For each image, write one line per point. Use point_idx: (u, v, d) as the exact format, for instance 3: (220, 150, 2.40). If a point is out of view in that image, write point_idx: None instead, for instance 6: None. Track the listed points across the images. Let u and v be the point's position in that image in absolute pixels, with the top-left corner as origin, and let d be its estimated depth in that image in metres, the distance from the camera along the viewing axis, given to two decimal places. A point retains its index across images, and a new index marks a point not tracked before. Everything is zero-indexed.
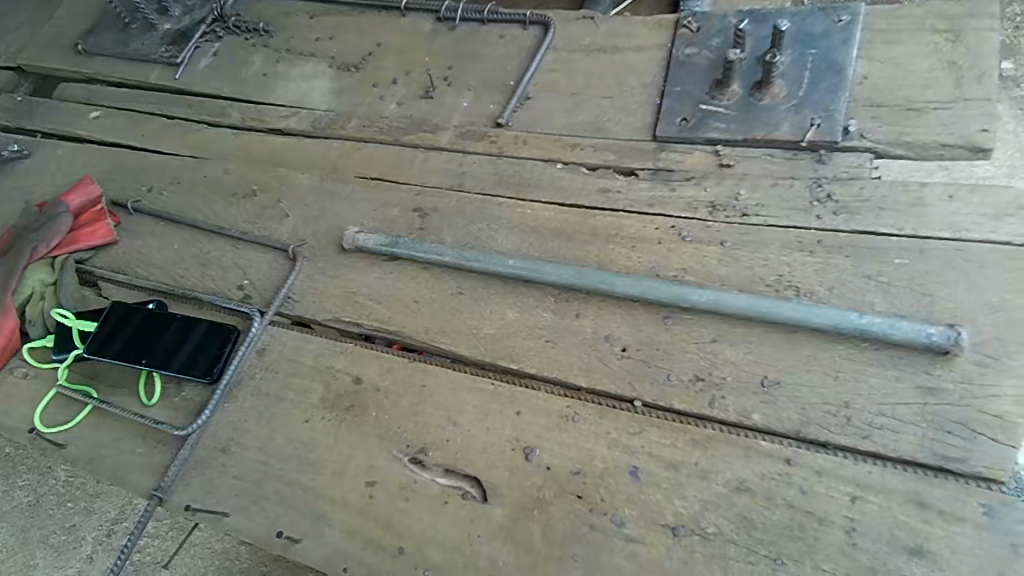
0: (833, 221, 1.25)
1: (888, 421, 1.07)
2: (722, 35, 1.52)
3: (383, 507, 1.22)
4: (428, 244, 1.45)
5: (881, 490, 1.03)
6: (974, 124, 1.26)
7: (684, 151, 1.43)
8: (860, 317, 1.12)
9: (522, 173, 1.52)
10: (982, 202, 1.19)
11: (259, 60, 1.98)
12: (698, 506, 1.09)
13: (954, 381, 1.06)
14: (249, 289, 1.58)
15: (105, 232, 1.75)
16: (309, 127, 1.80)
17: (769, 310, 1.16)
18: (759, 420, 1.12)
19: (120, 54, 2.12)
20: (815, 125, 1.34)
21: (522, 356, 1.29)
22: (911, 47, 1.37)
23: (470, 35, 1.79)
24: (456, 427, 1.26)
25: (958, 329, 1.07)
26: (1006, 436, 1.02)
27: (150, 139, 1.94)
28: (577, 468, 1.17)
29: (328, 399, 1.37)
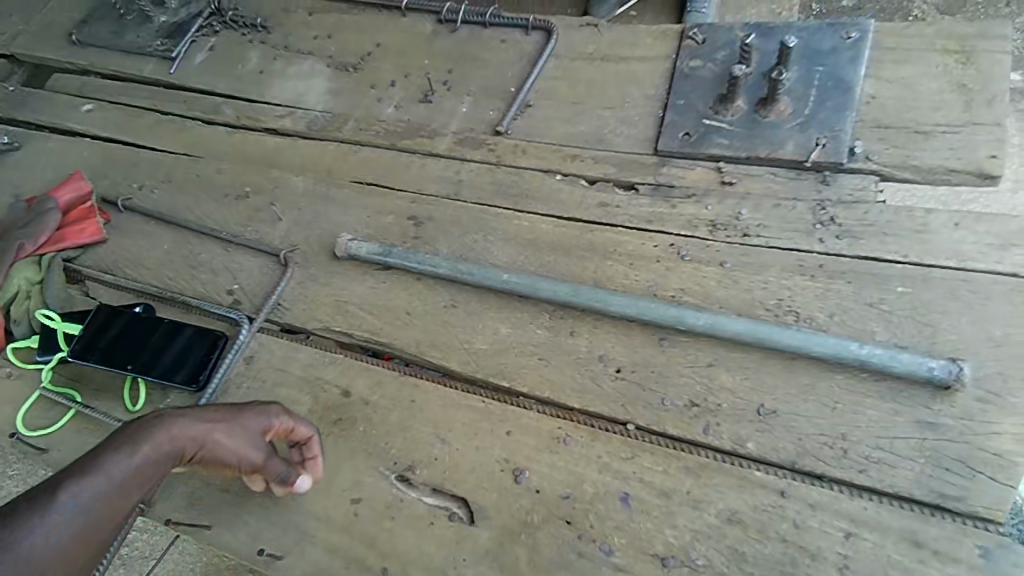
0: (836, 245, 1.22)
1: (885, 455, 1.05)
2: (728, 48, 1.49)
3: (367, 525, 1.20)
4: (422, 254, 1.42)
5: (876, 527, 1.01)
6: (983, 149, 1.23)
7: (685, 166, 1.40)
8: (860, 346, 1.09)
9: (520, 183, 1.49)
10: (988, 230, 1.17)
11: (256, 57, 1.94)
12: (689, 536, 1.07)
13: (954, 417, 1.04)
14: (239, 294, 1.55)
15: (93, 230, 1.72)
16: (305, 128, 1.77)
17: (768, 335, 1.14)
18: (754, 449, 1.10)
19: (115, 45, 2.08)
20: (821, 145, 1.31)
21: (514, 374, 1.26)
22: (921, 68, 1.33)
23: (470, 38, 1.75)
24: (445, 444, 1.24)
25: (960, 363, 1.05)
26: (1006, 476, 0.99)
27: (143, 134, 1.90)
28: (567, 493, 1.14)
29: (315, 410, 1.34)
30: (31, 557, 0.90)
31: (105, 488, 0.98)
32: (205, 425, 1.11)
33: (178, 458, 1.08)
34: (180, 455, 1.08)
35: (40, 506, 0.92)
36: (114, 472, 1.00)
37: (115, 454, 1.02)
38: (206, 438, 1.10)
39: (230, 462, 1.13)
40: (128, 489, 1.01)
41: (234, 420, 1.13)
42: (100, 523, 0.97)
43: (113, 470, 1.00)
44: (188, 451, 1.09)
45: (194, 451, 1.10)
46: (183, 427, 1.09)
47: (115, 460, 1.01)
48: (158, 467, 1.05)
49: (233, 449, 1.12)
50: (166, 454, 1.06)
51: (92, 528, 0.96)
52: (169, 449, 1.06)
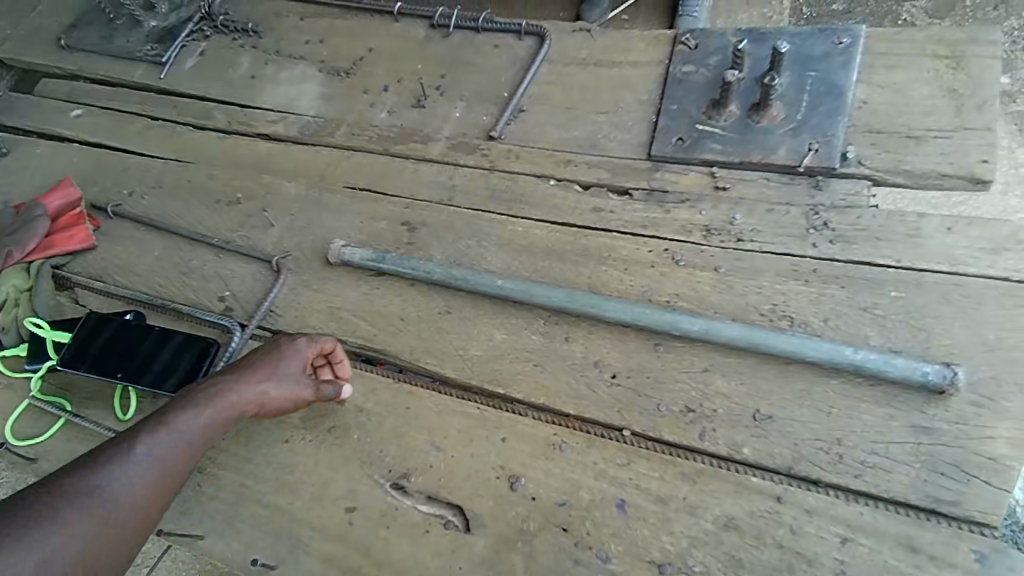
0: (829, 250, 1.23)
1: (881, 459, 1.05)
2: (721, 53, 1.49)
3: (362, 534, 1.19)
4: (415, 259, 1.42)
5: (872, 532, 1.01)
6: (974, 154, 1.24)
7: (678, 171, 1.40)
8: (854, 351, 1.09)
9: (514, 188, 1.48)
10: (980, 234, 1.17)
11: (247, 62, 1.93)
12: (685, 543, 1.06)
13: (948, 421, 1.04)
14: (230, 300, 1.54)
15: (82, 237, 1.70)
16: (297, 133, 1.76)
17: (763, 340, 1.14)
18: (750, 455, 1.10)
19: (104, 50, 2.06)
20: (814, 150, 1.31)
21: (509, 380, 1.26)
22: (912, 73, 1.34)
23: (463, 43, 1.75)
24: (441, 451, 1.23)
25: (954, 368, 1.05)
26: (1001, 480, 1.00)
27: (133, 140, 1.89)
28: (563, 500, 1.14)
29: (309, 418, 1.33)
30: (116, 501, 1.01)
31: (176, 443, 1.11)
32: (256, 378, 1.21)
33: (244, 415, 1.20)
34: (246, 412, 1.20)
35: (118, 458, 1.04)
36: (184, 430, 1.12)
37: (183, 416, 1.13)
38: (262, 391, 1.21)
39: (290, 405, 1.25)
40: (200, 444, 1.14)
41: (274, 364, 1.23)
42: (176, 472, 1.10)
43: (185, 431, 1.12)
44: (251, 407, 1.20)
45: (255, 405, 1.21)
46: (239, 386, 1.19)
47: (185, 421, 1.13)
48: (227, 423, 1.18)
49: (287, 391, 1.23)
50: (230, 410, 1.18)
51: (165, 474, 1.08)
52: (233, 407, 1.18)
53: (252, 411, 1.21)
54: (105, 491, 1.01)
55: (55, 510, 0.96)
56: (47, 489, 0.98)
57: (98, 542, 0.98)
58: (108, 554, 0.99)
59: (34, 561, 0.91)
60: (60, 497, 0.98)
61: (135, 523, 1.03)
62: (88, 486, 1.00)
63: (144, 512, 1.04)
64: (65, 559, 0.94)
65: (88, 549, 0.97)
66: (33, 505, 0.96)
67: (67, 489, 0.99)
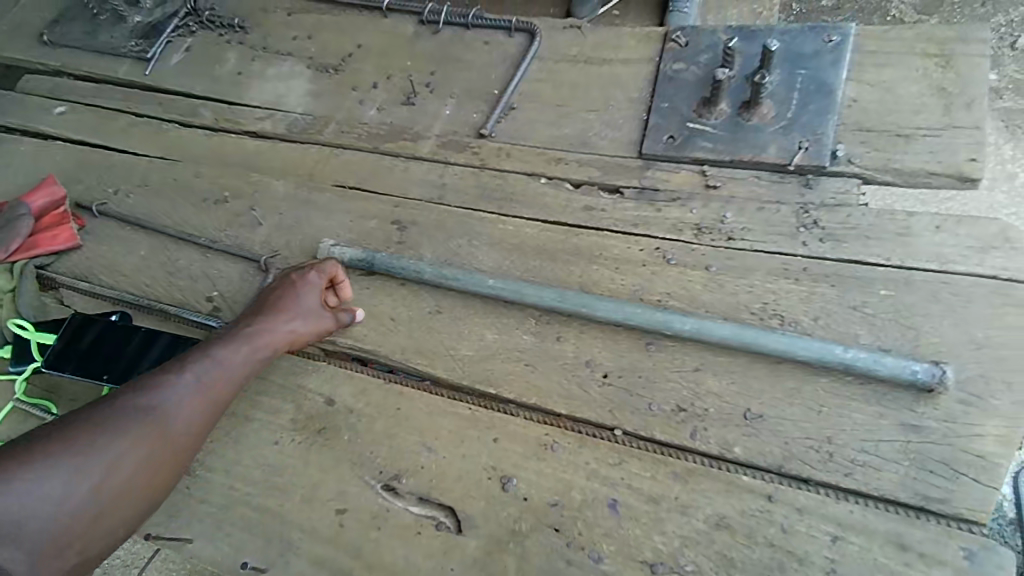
0: (819, 248, 1.23)
1: (870, 458, 1.05)
2: (711, 51, 1.49)
3: (353, 536, 1.19)
4: (405, 258, 1.41)
5: (862, 530, 1.02)
6: (963, 153, 1.25)
7: (669, 169, 1.40)
8: (844, 350, 1.09)
9: (505, 187, 1.48)
10: (969, 233, 1.18)
11: (234, 58, 1.91)
12: (677, 542, 1.07)
13: (938, 419, 1.05)
14: (218, 301, 1.52)
15: (67, 237, 1.67)
16: (285, 130, 1.74)
17: (754, 339, 1.14)
18: (741, 454, 1.10)
19: (87, 46, 2.03)
20: (804, 148, 1.31)
21: (500, 380, 1.25)
22: (901, 72, 1.35)
23: (453, 39, 1.73)
24: (432, 452, 1.22)
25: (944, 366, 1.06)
26: (988, 477, 1.00)
27: (117, 137, 1.86)
28: (555, 500, 1.14)
29: (298, 420, 1.32)
30: (163, 421, 1.15)
31: (215, 373, 1.22)
32: (279, 314, 1.30)
33: (277, 350, 1.29)
34: (277, 346, 1.29)
35: (164, 385, 1.17)
36: (222, 362, 1.23)
37: (221, 350, 1.24)
38: (287, 325, 1.29)
39: (315, 337, 1.33)
40: (238, 373, 1.24)
41: (293, 299, 1.31)
42: (217, 398, 1.21)
43: (224, 363, 1.23)
44: (281, 342, 1.29)
45: (284, 339, 1.29)
46: (267, 323, 1.29)
47: (224, 355, 1.24)
48: (262, 356, 1.27)
49: (309, 324, 1.31)
50: (262, 343, 1.27)
51: (205, 400, 1.20)
52: (264, 341, 1.27)
53: (282, 345, 1.29)
54: (155, 413, 1.14)
55: (113, 428, 1.11)
56: (108, 408, 1.13)
57: (150, 455, 1.12)
58: (160, 465, 1.14)
59: (99, 466, 1.08)
60: (117, 416, 1.12)
61: (181, 442, 1.16)
62: (140, 407, 1.14)
63: (190, 432, 1.17)
64: (125, 468, 1.10)
65: (143, 461, 1.12)
66: (99, 420, 1.12)
67: (123, 410, 1.13)
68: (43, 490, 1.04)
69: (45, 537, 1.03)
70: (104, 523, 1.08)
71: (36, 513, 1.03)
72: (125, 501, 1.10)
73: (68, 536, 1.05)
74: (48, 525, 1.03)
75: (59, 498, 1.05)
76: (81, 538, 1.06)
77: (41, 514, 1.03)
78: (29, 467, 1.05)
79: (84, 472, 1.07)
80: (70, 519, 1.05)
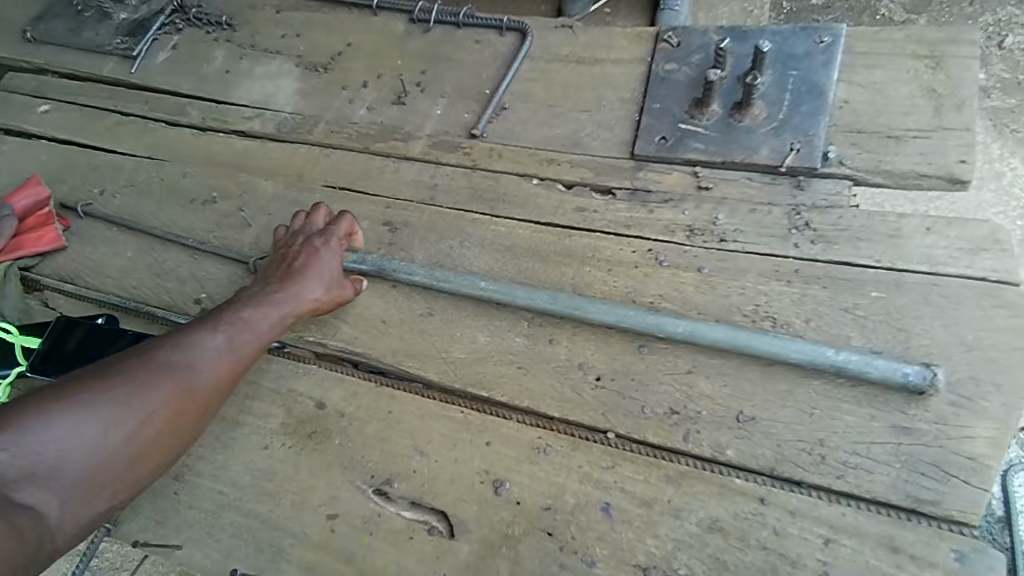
0: (811, 250, 1.23)
1: (862, 460, 1.06)
2: (703, 52, 1.48)
3: (345, 541, 1.18)
4: (395, 260, 1.39)
5: (854, 533, 1.02)
6: (953, 155, 1.25)
7: (661, 170, 1.40)
8: (835, 352, 1.10)
9: (496, 188, 1.47)
10: (959, 235, 1.18)
11: (222, 56, 1.88)
12: (670, 546, 1.07)
13: (929, 421, 1.05)
14: (207, 303, 1.51)
15: (52, 237, 1.65)
16: (274, 130, 1.72)
17: (746, 341, 1.14)
18: (734, 457, 1.10)
19: (71, 43, 2.00)
20: (795, 150, 1.31)
21: (492, 383, 1.24)
22: (892, 73, 1.35)
23: (444, 38, 1.72)
24: (424, 456, 1.22)
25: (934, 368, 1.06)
26: (979, 479, 1.01)
27: (102, 136, 1.83)
28: (547, 504, 1.13)
29: (289, 423, 1.31)
30: (191, 377, 1.15)
31: (240, 332, 1.23)
32: (300, 279, 1.31)
33: (301, 313, 1.30)
34: (299, 310, 1.29)
35: (193, 342, 1.18)
36: (246, 323, 1.24)
37: (245, 312, 1.26)
38: (307, 289, 1.30)
39: (335, 303, 1.34)
40: (263, 335, 1.25)
41: (312, 264, 1.33)
42: (242, 358, 1.22)
43: (249, 324, 1.24)
44: (303, 306, 1.30)
45: (306, 303, 1.30)
46: (289, 288, 1.30)
47: (249, 317, 1.25)
48: (284, 320, 1.28)
49: (330, 289, 1.32)
50: (284, 306, 1.28)
51: (231, 358, 1.20)
52: (287, 304, 1.28)
53: (304, 309, 1.30)
54: (183, 368, 1.15)
55: (142, 379, 1.11)
56: (135, 362, 1.14)
57: (180, 408, 1.13)
58: (188, 419, 1.14)
59: (130, 416, 1.08)
60: (148, 371, 1.13)
61: (208, 397, 1.17)
62: (168, 361, 1.15)
63: (217, 388, 1.18)
64: (155, 420, 1.10)
65: (173, 413, 1.12)
66: (127, 372, 1.12)
67: (152, 363, 1.14)
68: (76, 435, 1.03)
69: (75, 482, 1.02)
70: (131, 471, 1.08)
71: (65, 458, 1.02)
72: (153, 452, 1.10)
73: (97, 483, 1.04)
74: (78, 470, 1.03)
75: (91, 444, 1.04)
76: (109, 486, 1.06)
77: (71, 459, 1.02)
78: (58, 414, 1.04)
79: (115, 420, 1.06)
80: (100, 466, 1.04)
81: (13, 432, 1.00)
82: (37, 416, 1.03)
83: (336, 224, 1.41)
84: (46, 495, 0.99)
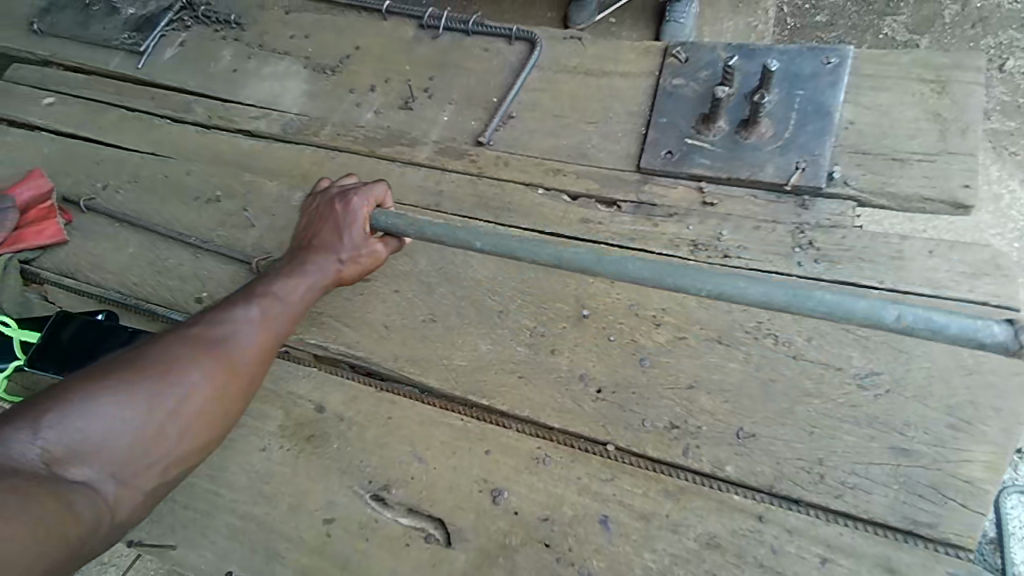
0: (814, 269, 1.24)
1: (861, 480, 1.06)
2: (710, 68, 1.49)
3: (341, 547, 1.18)
4: (389, 214, 1.23)
5: (850, 552, 1.03)
6: (957, 179, 1.26)
7: (668, 185, 1.41)
8: (897, 314, 0.83)
9: (502, 196, 1.47)
10: (961, 259, 1.19)
11: (229, 55, 1.89)
12: (668, 560, 1.07)
13: (928, 444, 1.06)
14: (208, 302, 1.51)
15: (53, 231, 1.64)
16: (280, 131, 1.72)
17: (794, 298, 0.88)
18: (732, 473, 1.10)
19: (78, 36, 1.99)
20: (800, 169, 1.32)
21: (493, 392, 1.24)
22: (897, 96, 1.36)
23: (453, 45, 1.72)
24: (423, 463, 1.22)
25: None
26: (976, 503, 1.02)
27: (106, 131, 1.83)
28: (545, 515, 1.13)
29: (287, 426, 1.30)
30: (231, 349, 1.12)
31: (274, 304, 1.19)
32: (330, 245, 1.27)
33: (333, 281, 1.27)
34: (329, 280, 1.26)
35: (233, 319, 1.15)
36: (278, 296, 1.21)
37: (276, 285, 1.22)
38: (337, 257, 1.27)
39: (370, 267, 1.30)
40: (297, 306, 1.22)
41: (340, 227, 1.27)
42: (280, 330, 1.18)
43: (283, 296, 1.21)
44: (332, 275, 1.27)
45: (338, 269, 1.27)
46: (319, 259, 1.27)
47: (282, 289, 1.22)
48: (319, 290, 1.26)
49: (362, 251, 1.28)
50: (315, 277, 1.25)
51: (268, 329, 1.17)
52: (319, 273, 1.26)
53: (336, 277, 1.27)
54: (222, 344, 1.11)
55: (184, 357, 1.08)
56: (175, 341, 1.10)
57: (224, 379, 1.09)
58: (234, 394, 1.10)
59: (174, 388, 1.04)
60: (192, 347, 1.09)
61: (251, 370, 1.13)
62: (204, 336, 1.11)
63: (257, 360, 1.14)
64: (203, 395, 1.07)
65: (218, 385, 1.08)
66: (167, 351, 1.08)
67: (188, 339, 1.10)
68: (125, 414, 1.00)
69: (125, 458, 0.99)
70: (182, 444, 1.04)
71: (112, 438, 0.98)
72: (202, 425, 1.06)
73: (148, 458, 1.01)
74: (127, 445, 0.99)
75: (139, 424, 1.01)
76: (161, 460, 1.02)
77: (117, 439, 0.99)
78: (102, 392, 1.00)
79: (158, 393, 1.03)
80: (149, 443, 1.01)
81: (59, 413, 0.96)
82: (79, 394, 0.99)
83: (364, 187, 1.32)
84: (93, 474, 0.96)
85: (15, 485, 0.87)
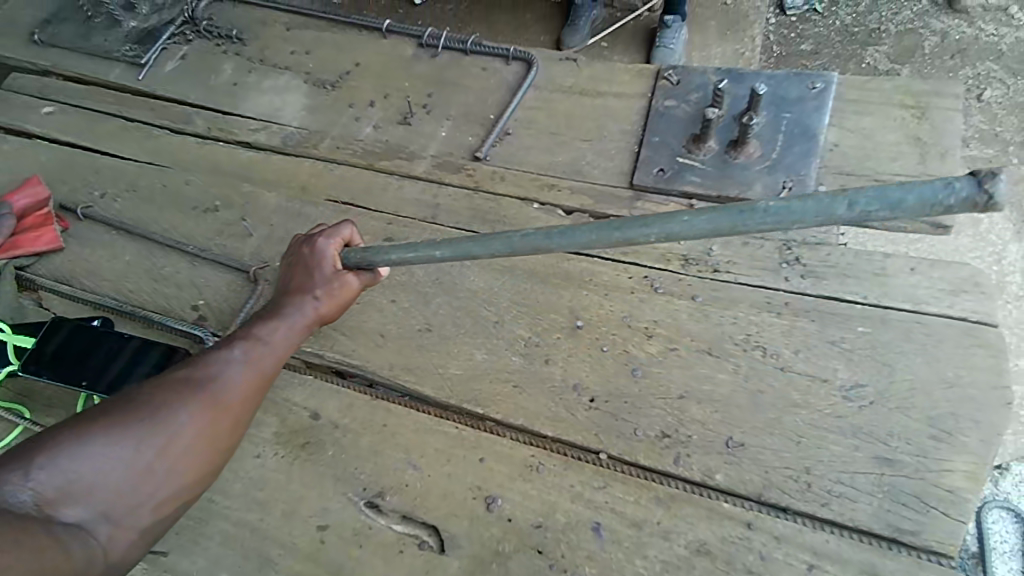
0: (800, 284, 1.27)
1: (846, 489, 1.09)
2: (701, 90, 1.55)
3: (335, 554, 1.18)
4: (355, 251, 1.28)
5: (837, 559, 1.06)
6: None
7: (659, 201, 1.45)
8: (849, 204, 0.77)
9: (499, 210, 1.50)
10: (941, 276, 1.24)
11: (230, 69, 1.92)
12: (658, 567, 1.09)
13: (911, 454, 1.10)
14: (204, 310, 1.52)
15: (50, 238, 1.65)
16: (278, 143, 1.75)
17: (739, 219, 0.84)
18: (722, 481, 1.13)
19: (80, 48, 2.02)
20: (787, 188, 1.37)
21: (487, 401, 1.26)
22: (879, 120, 1.42)
23: (451, 63, 1.77)
24: (417, 470, 1.23)
25: (994, 182, 0.70)
26: (958, 512, 1.05)
27: (105, 140, 1.84)
28: (539, 522, 1.15)
29: (282, 433, 1.31)
30: (217, 389, 1.08)
31: (258, 345, 1.15)
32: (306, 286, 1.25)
33: (313, 322, 1.23)
34: (310, 319, 1.23)
35: (217, 361, 1.11)
36: (262, 337, 1.17)
37: (257, 327, 1.18)
38: (314, 295, 1.24)
39: (347, 302, 1.28)
40: (280, 346, 1.18)
41: (313, 267, 1.27)
42: (264, 372, 1.14)
43: (265, 339, 1.17)
44: (312, 315, 1.23)
45: (317, 308, 1.24)
46: (297, 300, 1.24)
47: (264, 332, 1.18)
48: (301, 331, 1.22)
49: (337, 286, 1.26)
50: (296, 317, 1.22)
51: (253, 370, 1.12)
52: (300, 313, 1.23)
53: (316, 316, 1.24)
54: (208, 387, 1.07)
55: (170, 401, 1.04)
56: (159, 386, 1.06)
57: (212, 419, 1.05)
58: (221, 436, 1.06)
59: (161, 428, 1.01)
60: (177, 389, 1.05)
61: (237, 411, 1.09)
62: (190, 378, 1.08)
63: (244, 400, 1.10)
64: (189, 438, 1.03)
65: (204, 428, 1.04)
66: (152, 395, 1.04)
67: (174, 382, 1.06)
68: (115, 455, 0.97)
69: (116, 499, 0.96)
70: (171, 482, 1.00)
71: (103, 481, 0.95)
72: (191, 466, 1.02)
73: (136, 498, 0.97)
74: (117, 485, 0.96)
75: (128, 465, 0.97)
76: (149, 501, 0.98)
77: (107, 481, 0.95)
78: (91, 434, 0.97)
79: (145, 435, 1.00)
80: (138, 486, 0.97)
81: (48, 457, 0.93)
82: (66, 437, 0.96)
83: (335, 230, 1.32)
84: (86, 516, 0.93)
85: (11, 525, 0.84)
